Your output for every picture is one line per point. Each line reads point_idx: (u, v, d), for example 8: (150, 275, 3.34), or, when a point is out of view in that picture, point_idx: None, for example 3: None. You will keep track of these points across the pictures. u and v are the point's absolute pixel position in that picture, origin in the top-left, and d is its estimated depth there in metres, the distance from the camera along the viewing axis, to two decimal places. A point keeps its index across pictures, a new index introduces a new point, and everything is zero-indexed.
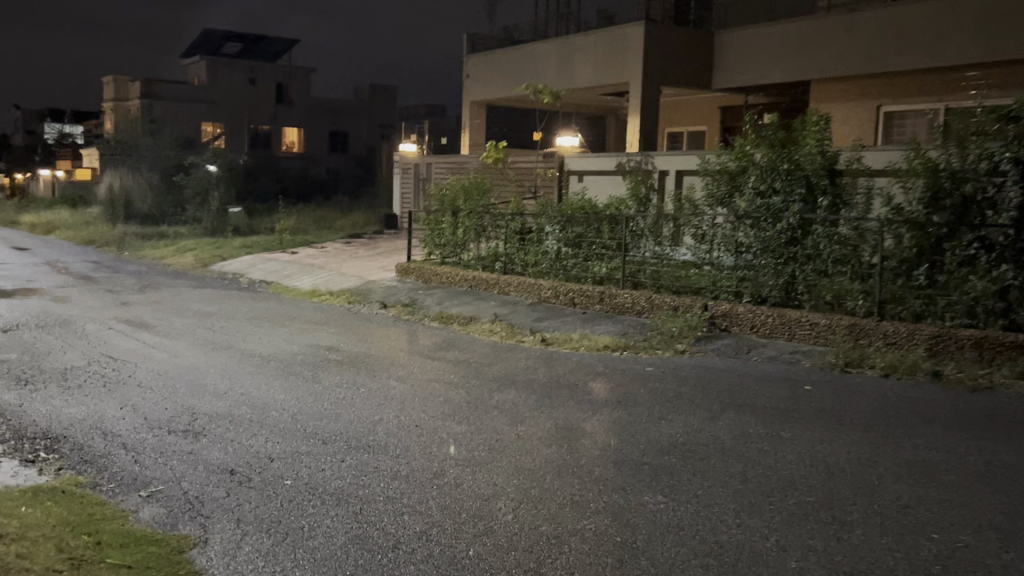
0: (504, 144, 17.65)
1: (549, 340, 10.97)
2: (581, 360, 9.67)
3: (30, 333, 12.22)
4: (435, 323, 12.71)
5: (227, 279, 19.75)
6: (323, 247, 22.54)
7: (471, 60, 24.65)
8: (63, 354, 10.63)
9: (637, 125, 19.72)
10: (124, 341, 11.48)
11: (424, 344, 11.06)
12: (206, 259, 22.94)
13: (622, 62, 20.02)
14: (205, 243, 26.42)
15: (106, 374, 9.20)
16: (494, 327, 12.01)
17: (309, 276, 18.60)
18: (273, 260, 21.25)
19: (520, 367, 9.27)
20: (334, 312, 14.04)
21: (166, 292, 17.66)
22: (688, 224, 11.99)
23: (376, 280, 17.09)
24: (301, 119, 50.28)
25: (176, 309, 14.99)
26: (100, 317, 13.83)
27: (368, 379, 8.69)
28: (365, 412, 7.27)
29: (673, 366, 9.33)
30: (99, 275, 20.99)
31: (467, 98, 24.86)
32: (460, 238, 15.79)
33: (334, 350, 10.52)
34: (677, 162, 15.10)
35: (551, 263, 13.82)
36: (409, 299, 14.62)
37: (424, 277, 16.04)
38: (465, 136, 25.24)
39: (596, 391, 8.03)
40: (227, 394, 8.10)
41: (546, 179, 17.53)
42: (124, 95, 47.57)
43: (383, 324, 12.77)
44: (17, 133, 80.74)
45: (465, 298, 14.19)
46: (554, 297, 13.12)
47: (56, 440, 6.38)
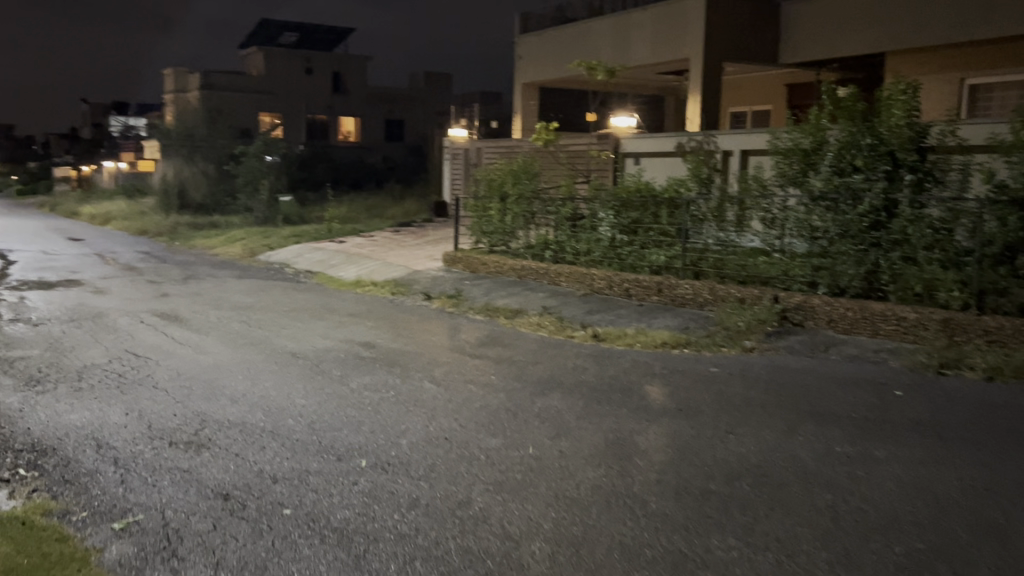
0: (556, 125, 16.68)
1: (601, 335, 10.03)
2: (637, 359, 8.72)
3: (60, 328, 11.71)
4: (480, 317, 11.87)
5: (271, 269, 19.22)
6: (371, 235, 21.90)
7: (523, 40, 23.68)
8: (86, 350, 10.08)
9: (698, 103, 18.55)
10: (151, 336, 10.90)
11: (467, 339, 10.21)
12: (254, 249, 22.47)
13: (682, 38, 18.85)
14: (254, 232, 26.02)
15: (123, 375, 8.56)
16: (541, 320, 11.12)
17: (353, 265, 17.94)
18: (319, 250, 20.66)
19: (570, 367, 8.35)
20: (375, 304, 13.30)
21: (209, 283, 17.19)
22: (755, 208, 10.92)
23: (422, 269, 16.33)
24: (355, 107, 49.93)
25: (214, 302, 14.44)
26: (134, 310, 13.36)
27: (400, 380, 7.88)
28: (392, 421, 6.45)
29: (740, 365, 8.33)
30: (145, 265, 20.68)
31: (519, 80, 23.91)
32: (509, 225, 14.91)
33: (368, 347, 9.75)
34: (741, 141, 13.96)
35: (604, 250, 12.85)
36: (455, 290, 13.80)
37: (471, 267, 15.22)
38: (517, 120, 24.33)
39: (653, 396, 7.10)
40: (243, 397, 7.37)
41: (599, 162, 16.53)
42: (181, 86, 47.77)
43: (425, 317, 11.97)
44: (85, 127, 82.52)
45: (513, 289, 13.33)
46: (607, 288, 12.17)
47: (43, 453, 5.72)
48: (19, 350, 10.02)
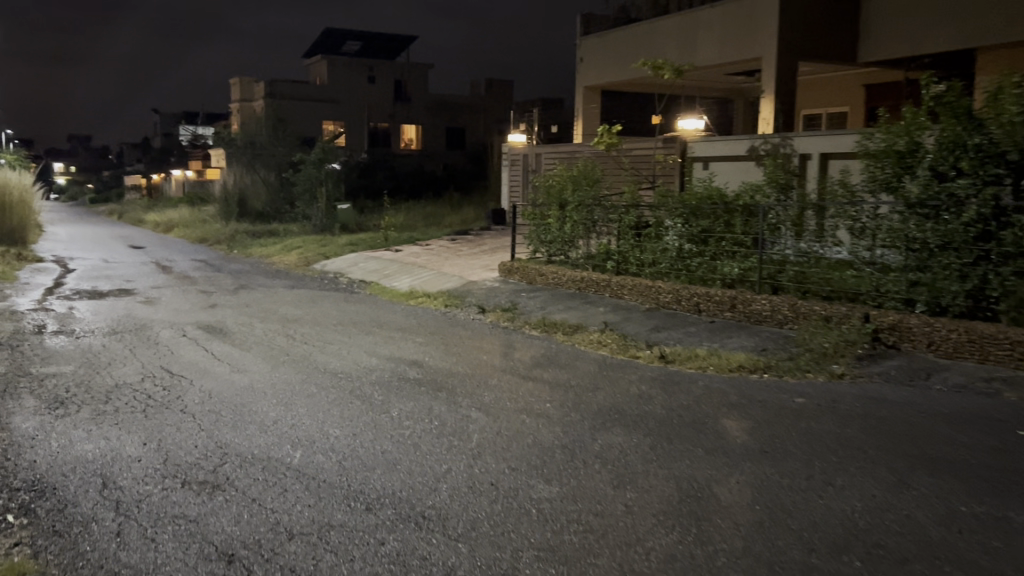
0: (619, 127, 15.83)
1: (669, 356, 9.13)
2: (711, 386, 7.82)
3: (100, 342, 11.28)
4: (537, 332, 11.07)
5: (325, 279, 18.73)
6: (427, 244, 21.29)
7: (585, 42, 22.86)
8: (122, 366, 9.57)
9: (771, 105, 17.48)
10: (191, 351, 10.36)
11: (522, 358, 9.41)
12: (309, 257, 22.06)
13: (754, 36, 17.80)
14: (310, 240, 25.68)
15: (152, 396, 7.98)
16: (603, 337, 10.27)
17: (408, 275, 17.32)
18: (374, 259, 20.11)
19: (635, 395, 7.49)
20: (426, 317, 12.59)
21: (260, 292, 16.75)
22: (841, 216, 9.93)
23: (477, 280, 15.60)
24: (416, 114, 49.69)
25: (263, 313, 13.93)
26: (180, 322, 12.93)
27: (447, 407, 7.13)
28: (434, 460, 5.68)
29: (828, 395, 7.37)
30: (200, 274, 20.43)
31: (580, 83, 23.11)
32: (568, 234, 14.10)
33: (417, 366, 9.01)
34: (822, 144, 12.91)
35: (671, 261, 11.95)
36: (510, 303, 13.03)
37: (528, 278, 14.44)
38: (579, 125, 23.53)
39: (733, 432, 6.22)
40: (273, 426, 6.68)
41: (665, 167, 15.59)
42: (246, 96, 48.19)
43: (478, 333, 11.22)
44: (156, 136, 84.45)
45: (572, 302, 12.51)
46: (675, 302, 11.28)
47: (41, 492, 5.08)
48: (53, 366, 9.56)
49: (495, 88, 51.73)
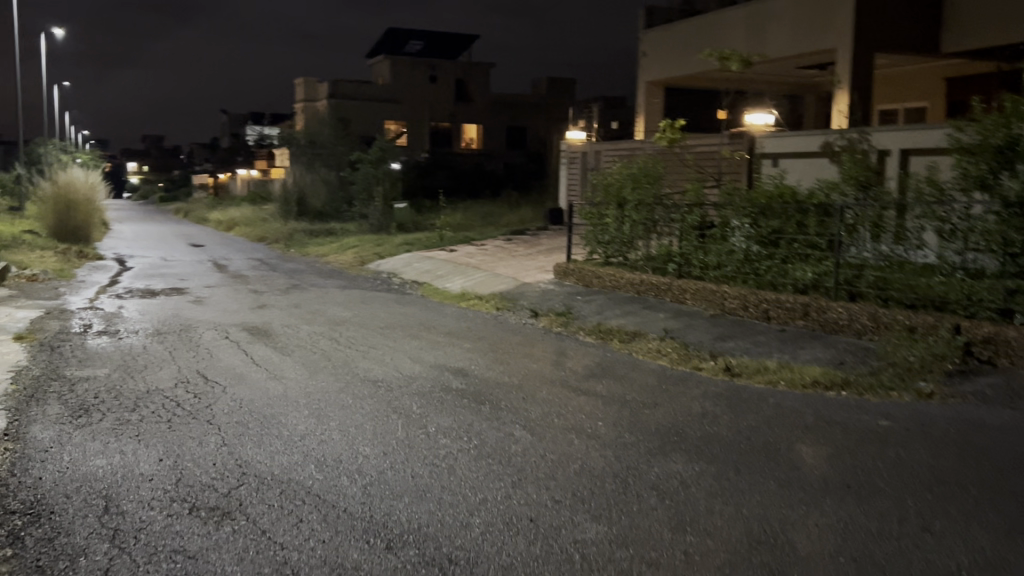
0: (684, 122, 15.04)
1: (735, 369, 8.39)
2: (783, 406, 7.07)
3: (141, 344, 10.96)
4: (592, 340, 10.38)
5: (378, 279, 18.32)
6: (483, 244, 20.75)
7: (649, 35, 22.07)
8: (157, 371, 9.18)
9: (846, 98, 16.46)
10: (230, 356, 9.94)
11: (575, 369, 8.74)
12: (364, 257, 21.72)
13: (828, 25, 16.81)
14: (367, 240, 25.38)
15: (180, 405, 7.55)
16: (663, 347, 9.54)
17: (461, 277, 16.78)
18: (429, 259, 19.65)
19: (696, 414, 6.77)
20: (476, 321, 12.02)
21: (311, 292, 16.38)
22: (928, 216, 9.09)
23: (532, 282, 14.97)
24: (477, 114, 49.34)
25: (310, 315, 13.51)
26: (225, 323, 12.58)
27: (489, 423, 6.55)
28: (469, 487, 5.08)
29: (917, 418, 6.56)
30: (254, 273, 20.23)
31: (643, 78, 22.33)
32: (627, 235, 13.38)
33: (462, 375, 8.43)
34: (901, 139, 12.11)
35: (737, 265, 11.16)
36: (564, 307, 12.37)
37: (585, 281, 13.75)
38: (640, 122, 22.76)
39: (809, 461, 5.49)
40: (300, 442, 6.15)
41: (731, 164, 14.78)
42: (310, 95, 48.45)
43: (529, 339, 10.59)
44: (224, 137, 85.92)
45: (631, 307, 11.81)
46: (742, 309, 10.52)
47: (37, 517, 4.63)
48: (88, 369, 9.22)
49: (556, 86, 51.06)
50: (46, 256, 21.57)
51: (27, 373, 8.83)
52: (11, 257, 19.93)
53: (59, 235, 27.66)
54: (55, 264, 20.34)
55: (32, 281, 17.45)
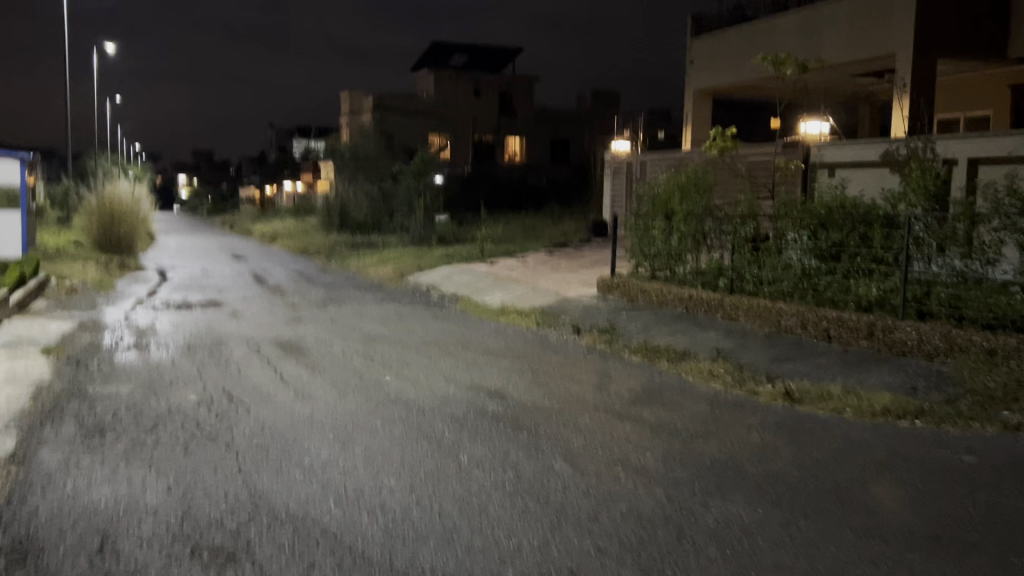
0: (736, 131, 14.41)
1: (796, 396, 7.80)
2: (851, 439, 6.43)
3: (171, 359, 10.63)
4: (638, 360, 9.81)
5: (417, 293, 17.90)
6: (524, 258, 20.24)
7: (697, 43, 21.49)
8: (182, 388, 8.77)
9: (906, 107, 15.67)
10: (258, 373, 9.51)
11: (620, 393, 8.15)
12: (404, 270, 21.36)
13: (887, 31, 16.04)
14: (407, 252, 25.05)
15: (200, 426, 7.11)
16: (715, 369, 9.00)
17: (501, 291, 16.28)
18: (469, 273, 19.20)
19: (754, 449, 6.17)
20: (516, 338, 11.49)
21: (348, 306, 16.00)
22: (1007, 230, 8.46)
23: (574, 297, 14.41)
24: (521, 127, 49.01)
25: (345, 329, 13.12)
26: (258, 338, 12.22)
27: (527, 453, 6.01)
28: (503, 530, 4.54)
29: (1003, 455, 5.88)
30: (293, 286, 19.98)
31: (691, 87, 21.74)
32: (675, 248, 12.77)
33: (499, 397, 7.89)
34: (970, 147, 11.30)
35: (795, 281, 10.52)
36: (608, 324, 11.79)
37: (630, 296, 13.17)
38: (688, 132, 22.32)
39: (887, 506, 4.88)
40: (321, 471, 5.66)
41: (786, 175, 14.16)
42: (355, 109, 48.56)
43: (571, 358, 10.04)
44: (271, 151, 86.92)
45: (679, 325, 11.22)
46: (800, 328, 9.90)
47: (25, 557, 4.19)
48: (111, 386, 8.85)
49: (601, 99, 50.38)
50: (88, 267, 21.62)
51: (49, 389, 8.51)
52: (53, 269, 19.98)
53: (104, 247, 27.86)
54: (95, 276, 20.34)
55: (71, 292, 17.40)
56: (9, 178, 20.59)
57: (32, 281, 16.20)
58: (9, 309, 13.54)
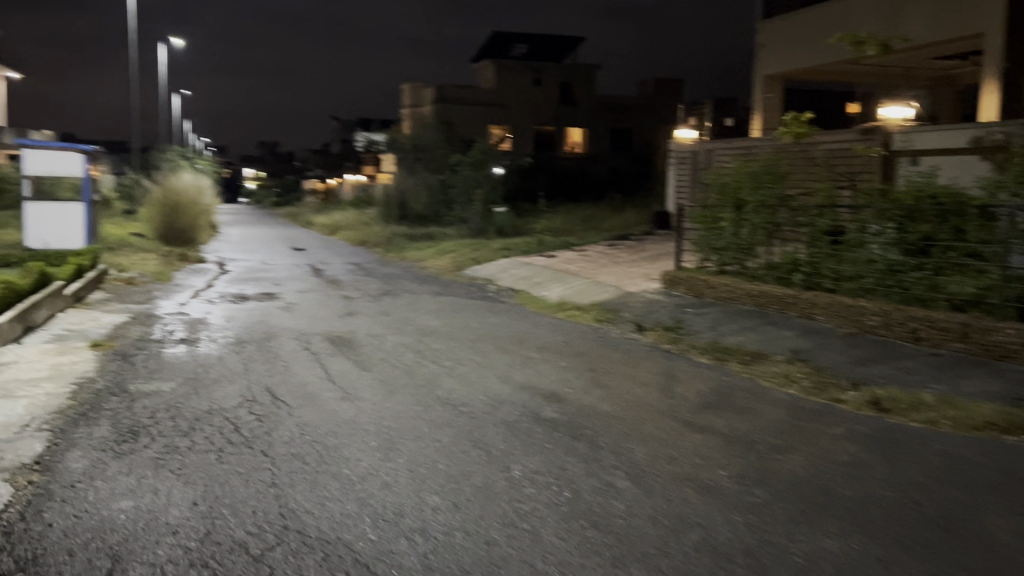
0: (813, 115, 13.55)
1: (884, 404, 7.08)
2: (952, 456, 5.72)
3: (219, 355, 10.31)
4: (706, 361, 9.15)
5: (475, 286, 17.42)
6: (584, 250, 19.61)
7: (768, 25, 20.74)
8: (224, 386, 8.40)
9: (996, 91, 14.64)
10: (305, 369, 9.09)
11: (688, 397, 7.51)
12: (461, 262, 20.92)
13: (975, 9, 14.99)
14: (465, 244, 24.63)
15: (237, 429, 6.70)
16: (791, 373, 8.35)
17: (559, 284, 15.69)
18: (527, 265, 18.64)
19: (842, 466, 5.51)
20: (575, 334, 10.90)
21: (403, 299, 15.58)
22: None
23: (637, 291, 13.76)
24: (582, 117, 48.22)
25: (399, 323, 12.68)
26: (309, 332, 11.87)
27: (586, 466, 5.43)
28: (557, 564, 3.98)
29: None
30: (349, 278, 19.71)
31: (760, 71, 21.17)
32: (745, 240, 12.06)
33: (556, 400, 7.33)
34: None
35: (878, 276, 9.74)
36: (673, 320, 11.12)
37: (696, 291, 12.52)
38: (757, 119, 21.67)
39: (1005, 543, 4.19)
40: (359, 486, 5.16)
41: (865, 162, 13.29)
42: (415, 101, 48.40)
43: (634, 357, 9.41)
44: (335, 144, 87.63)
45: (749, 323, 10.54)
46: (886, 328, 9.16)
47: None
48: (153, 383, 8.52)
49: (664, 87, 49.20)
50: (149, 258, 21.71)
51: (92, 386, 8.23)
52: (114, 260, 20.07)
53: (166, 238, 28.04)
54: (155, 267, 20.38)
55: (130, 284, 17.38)
56: (73, 170, 20.80)
57: (90, 273, 16.18)
58: (66, 301, 13.46)
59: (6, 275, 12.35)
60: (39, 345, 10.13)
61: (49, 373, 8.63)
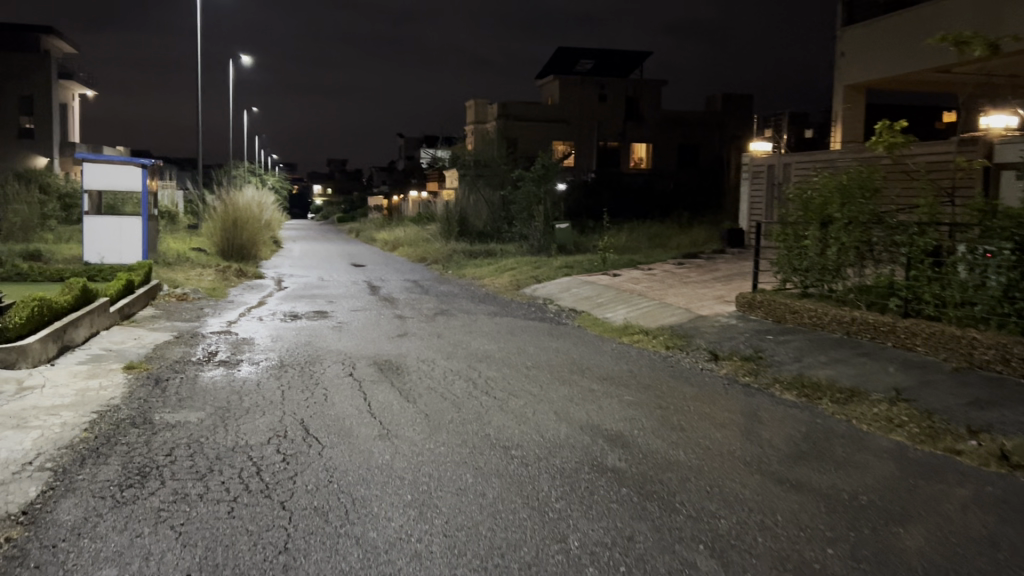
0: (907, 124, 12.39)
1: (1013, 457, 5.98)
2: None
3: (259, 379, 9.63)
4: (793, 399, 8.11)
5: (534, 306, 16.53)
6: (651, 269, 18.57)
7: (850, 33, 19.91)
8: (256, 418, 7.62)
9: None
10: (345, 399, 8.28)
11: (775, 445, 6.48)
12: (521, 280, 20.08)
13: None
14: (526, 262, 23.80)
15: (257, 472, 5.89)
16: (894, 415, 7.27)
17: (624, 306, 14.68)
18: (590, 284, 17.69)
19: (976, 542, 4.47)
20: (642, 363, 9.94)
21: (458, 320, 14.78)
22: None
23: (709, 315, 12.71)
24: (649, 133, 47.18)
25: (451, 346, 11.89)
26: (356, 355, 11.14)
27: (660, 538, 4.49)
28: None
29: None
30: (405, 296, 19.03)
31: (840, 81, 20.31)
32: (832, 261, 10.99)
33: (621, 444, 6.38)
34: None
35: (990, 304, 8.59)
36: (752, 349, 10.07)
37: (776, 315, 11.51)
38: (838, 129, 20.77)
39: None
40: (383, 557, 4.29)
41: (966, 175, 12.13)
42: (479, 118, 47.95)
43: (708, 393, 8.39)
44: (402, 161, 88.06)
45: (839, 354, 9.47)
46: (1002, 365, 7.99)
47: None
48: (180, 414, 7.80)
49: (733, 102, 47.86)
50: (205, 274, 21.41)
51: (114, 415, 7.58)
52: (169, 276, 19.77)
53: (225, 253, 27.86)
54: (210, 283, 20.02)
55: (181, 300, 16.98)
56: (132, 184, 20.82)
57: (141, 289, 15.82)
58: (110, 318, 12.98)
59: (48, 290, 11.95)
60: (72, 366, 9.59)
61: (72, 400, 7.99)
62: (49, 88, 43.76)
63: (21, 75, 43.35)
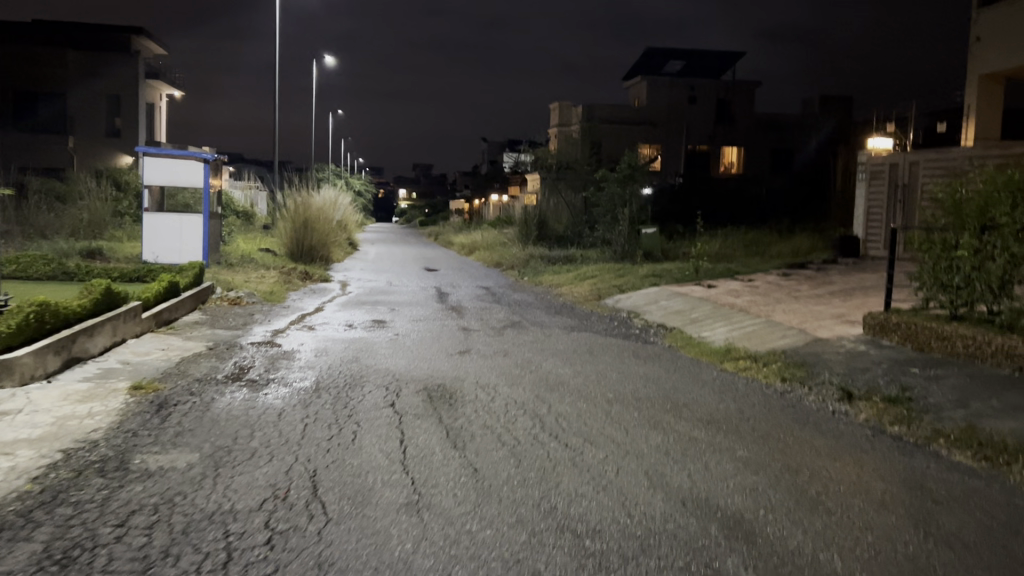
0: None
1: None
2: None
3: (282, 406, 7.96)
4: (968, 465, 6.00)
5: (618, 320, 14.54)
6: (751, 281, 16.38)
7: (987, 15, 17.36)
8: (257, 467, 5.91)
9: None
10: (376, 442, 6.52)
11: (973, 548, 4.43)
12: (603, 290, 18.12)
13: None
14: (609, 269, 21.81)
15: (221, 565, 4.13)
16: None
17: (723, 323, 12.57)
18: (681, 296, 15.62)
19: None
20: (753, 402, 7.89)
21: (530, 334, 12.94)
22: None
23: (830, 338, 10.54)
24: (742, 136, 44.57)
25: (521, 368, 10.08)
26: (406, 377, 9.43)
27: None
28: None
29: None
30: (475, 305, 17.30)
31: (975, 72, 17.71)
32: (998, 276, 8.71)
33: (744, 539, 4.43)
34: None
35: None
36: (898, 388, 7.93)
37: (920, 342, 9.31)
38: (969, 126, 18.16)
39: None
40: None
41: None
42: (563, 120, 46.06)
43: (847, 449, 6.33)
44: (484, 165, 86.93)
45: (1018, 399, 7.26)
46: None
47: None
48: (167, 456, 6.15)
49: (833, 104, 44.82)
50: (266, 277, 20.10)
51: (84, 457, 5.96)
52: (225, 278, 18.48)
53: (293, 253, 26.63)
54: (269, 286, 18.68)
55: (232, 305, 15.61)
56: (193, 180, 19.67)
57: (186, 292, 14.46)
58: (142, 324, 11.59)
59: (67, 293, 10.60)
60: (69, 386, 8.10)
61: (43, 434, 6.44)
62: (137, 87, 43.64)
63: (109, 74, 43.12)
